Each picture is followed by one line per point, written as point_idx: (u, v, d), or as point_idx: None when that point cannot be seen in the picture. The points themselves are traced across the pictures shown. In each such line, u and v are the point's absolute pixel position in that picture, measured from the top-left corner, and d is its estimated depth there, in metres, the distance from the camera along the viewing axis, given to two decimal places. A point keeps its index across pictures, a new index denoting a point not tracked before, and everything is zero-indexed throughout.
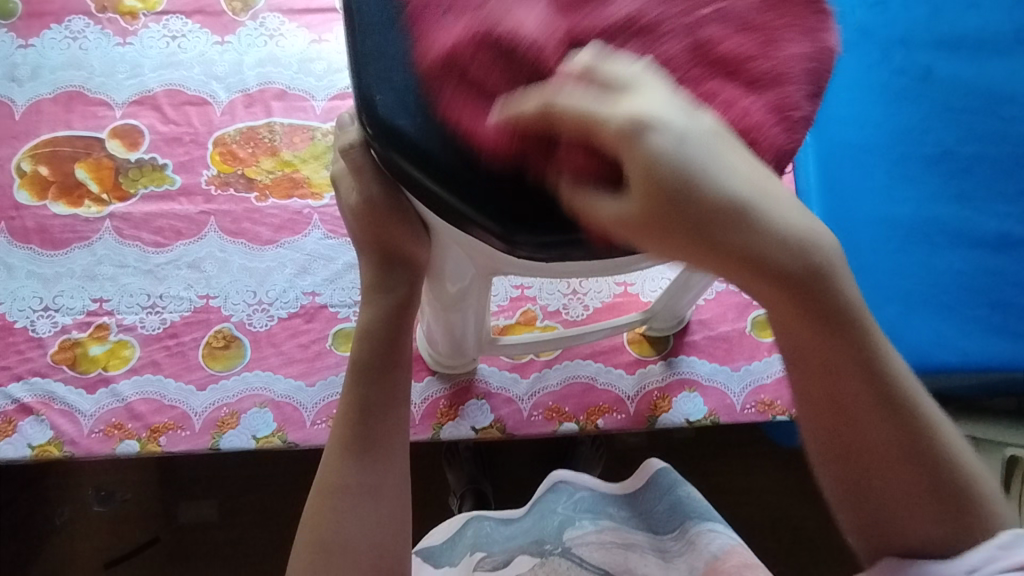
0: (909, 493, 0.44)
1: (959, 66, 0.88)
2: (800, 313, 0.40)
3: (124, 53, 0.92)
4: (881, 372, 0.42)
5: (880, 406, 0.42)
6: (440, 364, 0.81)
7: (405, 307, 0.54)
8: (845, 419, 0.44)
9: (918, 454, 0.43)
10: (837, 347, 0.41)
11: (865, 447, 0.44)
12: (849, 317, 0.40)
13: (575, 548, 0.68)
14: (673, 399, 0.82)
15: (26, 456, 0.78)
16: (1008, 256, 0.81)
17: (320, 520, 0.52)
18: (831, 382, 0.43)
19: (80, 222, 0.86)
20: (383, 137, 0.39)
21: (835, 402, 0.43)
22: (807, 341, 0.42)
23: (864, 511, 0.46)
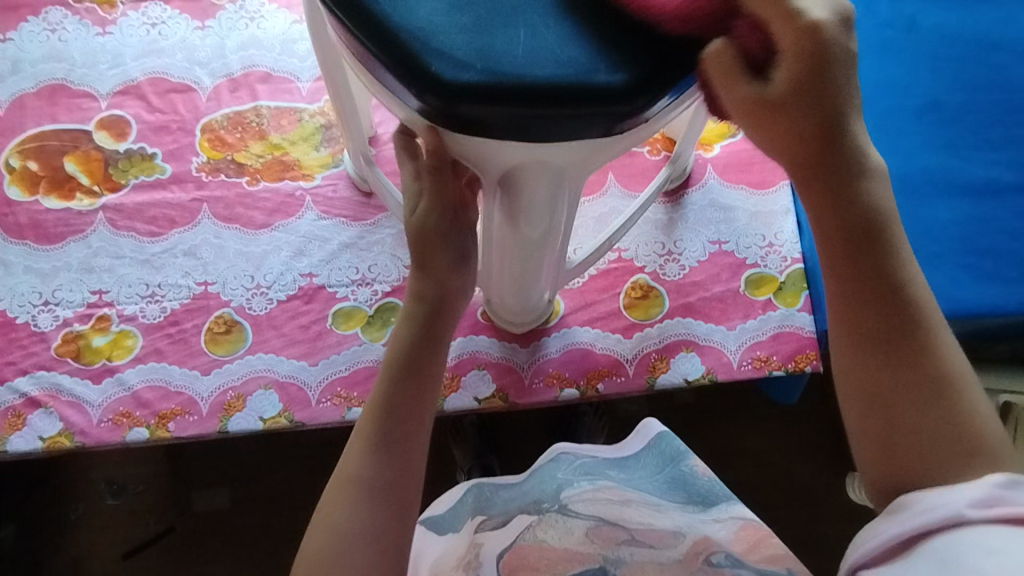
0: (919, 418, 0.46)
1: (942, 16, 0.89)
2: (843, 270, 0.48)
3: (104, 42, 0.91)
4: (914, 321, 0.47)
5: (903, 346, 0.47)
6: (515, 324, 0.84)
7: (437, 310, 0.60)
8: (874, 313, 0.47)
9: (927, 375, 0.46)
10: (858, 252, 0.47)
11: (903, 370, 0.47)
12: (876, 230, 0.47)
13: (571, 504, 0.71)
14: (671, 360, 0.84)
15: (37, 449, 0.79)
16: (997, 203, 0.82)
17: (332, 506, 0.54)
18: (861, 282, 0.47)
19: (73, 216, 0.86)
20: (460, 97, 0.43)
21: (872, 288, 0.47)
22: (840, 244, 0.47)
23: (880, 421, 0.47)
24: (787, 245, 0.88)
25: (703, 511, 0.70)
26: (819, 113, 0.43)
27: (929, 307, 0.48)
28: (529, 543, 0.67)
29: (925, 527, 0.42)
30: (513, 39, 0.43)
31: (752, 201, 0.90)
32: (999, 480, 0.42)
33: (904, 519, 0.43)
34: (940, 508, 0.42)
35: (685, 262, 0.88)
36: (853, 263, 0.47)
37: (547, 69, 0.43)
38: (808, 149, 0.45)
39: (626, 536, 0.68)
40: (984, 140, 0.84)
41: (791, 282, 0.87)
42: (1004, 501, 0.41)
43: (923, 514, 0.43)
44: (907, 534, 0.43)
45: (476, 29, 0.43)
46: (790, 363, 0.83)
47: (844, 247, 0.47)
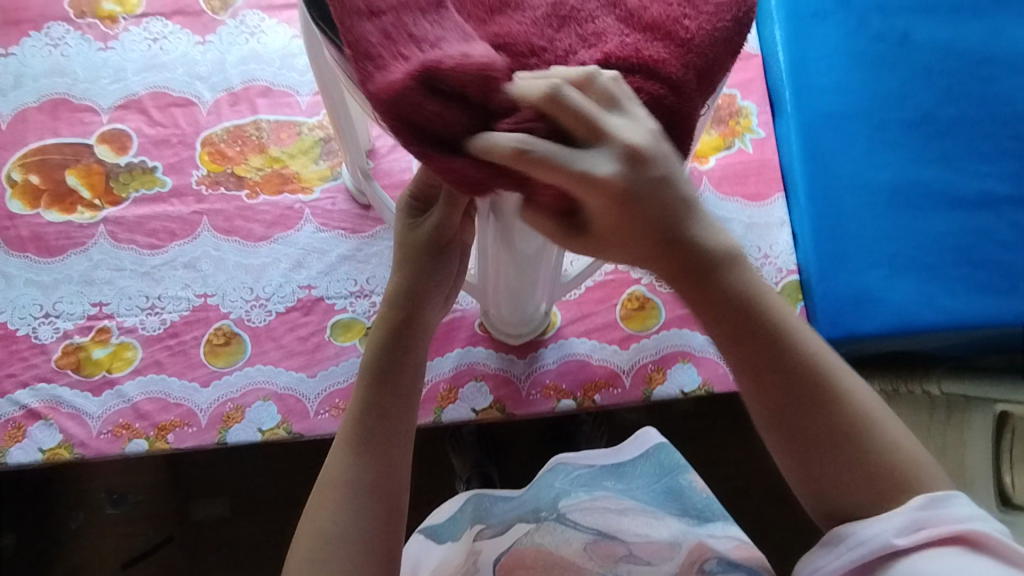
0: (843, 462, 0.50)
1: (935, 29, 0.90)
2: (745, 362, 0.49)
3: (106, 57, 0.92)
4: (817, 387, 0.49)
5: (817, 416, 0.50)
6: (513, 336, 0.85)
7: (409, 318, 0.62)
8: (779, 382, 0.49)
9: (839, 425, 0.49)
10: (752, 330, 0.48)
11: (818, 422, 0.50)
12: (754, 304, 0.48)
13: (569, 513, 0.72)
14: (667, 372, 0.84)
15: (37, 460, 0.79)
16: (989, 215, 0.83)
17: (319, 511, 0.56)
18: (760, 357, 0.49)
19: (74, 229, 0.87)
20: None
21: (770, 361, 0.49)
22: (733, 327, 0.48)
23: (815, 467, 0.51)
24: (783, 257, 0.87)
25: (698, 524, 0.71)
26: (652, 215, 0.40)
27: (828, 362, 0.50)
28: (526, 547, 0.68)
29: (861, 560, 0.49)
30: None
31: (749, 213, 0.89)
32: (919, 504, 0.48)
33: (848, 552, 0.50)
34: (875, 541, 0.48)
35: None
36: (750, 358, 0.49)
37: None
38: (647, 241, 0.42)
39: (623, 551, 0.68)
40: (977, 153, 0.85)
41: (788, 293, 0.85)
42: (927, 524, 0.47)
43: (860, 547, 0.49)
44: (847, 567, 0.50)
45: None
46: None
47: (732, 346, 0.49)
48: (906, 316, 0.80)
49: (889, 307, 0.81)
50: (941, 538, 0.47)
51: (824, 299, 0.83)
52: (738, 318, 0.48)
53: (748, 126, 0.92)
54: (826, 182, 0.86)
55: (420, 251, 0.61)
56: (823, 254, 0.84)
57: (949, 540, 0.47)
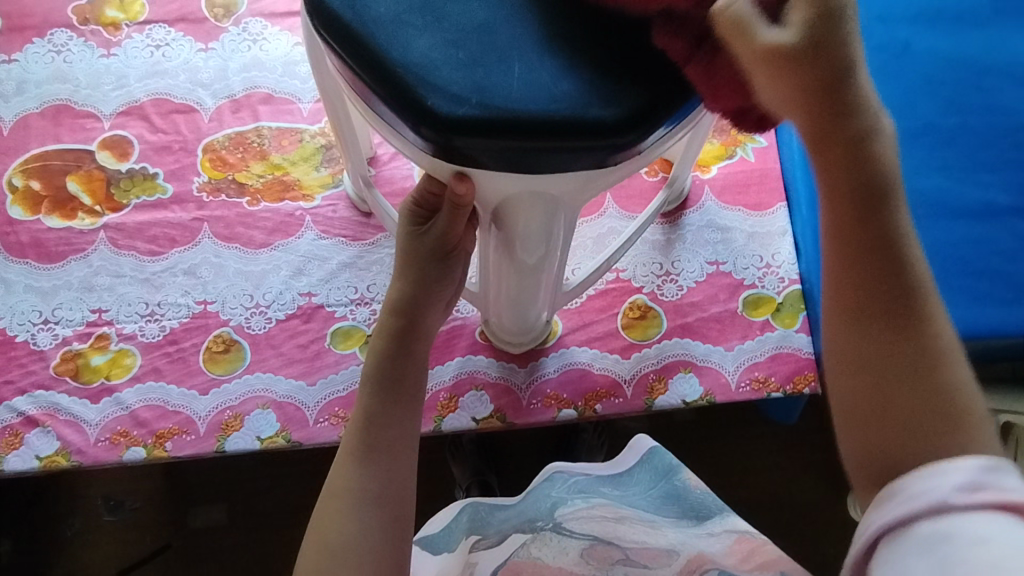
0: (913, 394, 0.46)
1: (936, 39, 0.90)
2: (847, 238, 0.47)
3: (108, 64, 0.92)
4: (912, 300, 0.47)
5: (896, 327, 0.47)
6: (513, 344, 0.84)
7: (411, 325, 0.62)
8: (878, 276, 0.47)
9: (919, 346, 0.46)
10: (869, 216, 0.46)
11: (898, 339, 0.47)
12: (885, 193, 0.46)
13: (566, 522, 0.71)
14: (669, 381, 0.84)
15: (34, 468, 0.79)
16: (993, 225, 0.83)
17: (323, 523, 0.55)
18: (862, 249, 0.47)
19: (74, 235, 0.86)
20: (458, 133, 0.43)
21: (872, 248, 0.46)
22: (848, 207, 0.46)
23: (876, 398, 0.47)
24: (785, 266, 0.88)
25: (696, 526, 0.70)
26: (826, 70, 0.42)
27: (927, 283, 0.47)
28: (522, 559, 0.67)
29: (914, 514, 0.42)
30: (509, 71, 0.44)
31: (750, 222, 0.91)
32: (980, 464, 0.42)
33: (891, 507, 0.43)
34: (927, 494, 0.42)
35: (683, 283, 0.88)
36: (856, 240, 0.47)
37: (542, 103, 0.43)
38: (823, 102, 0.43)
39: (620, 555, 0.67)
40: (979, 163, 0.85)
41: (788, 303, 0.87)
42: (989, 485, 0.41)
43: (913, 500, 0.42)
44: (899, 520, 0.42)
45: (470, 62, 0.44)
46: (787, 385, 0.83)
47: (843, 217, 0.46)
48: None
49: None
50: (997, 504, 0.40)
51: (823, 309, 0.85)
52: (851, 202, 0.46)
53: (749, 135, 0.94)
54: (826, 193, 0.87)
55: (425, 259, 0.62)
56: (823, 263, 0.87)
57: (1007, 509, 0.40)
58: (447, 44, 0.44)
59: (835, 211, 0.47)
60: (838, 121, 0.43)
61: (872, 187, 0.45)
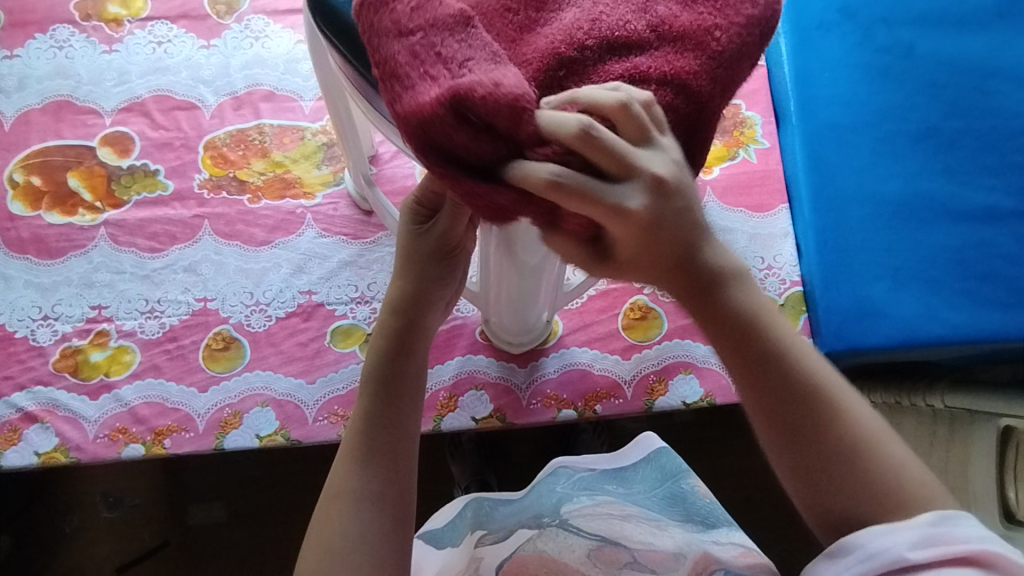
0: (848, 473, 0.45)
1: (940, 42, 0.89)
2: (729, 346, 0.45)
3: (110, 60, 0.92)
4: (815, 414, 0.45)
5: (817, 446, 0.45)
6: (513, 344, 0.84)
7: (412, 326, 0.62)
8: (779, 375, 0.45)
9: (831, 430, 0.45)
10: (744, 325, 0.44)
11: (813, 431, 0.45)
12: (737, 300, 0.43)
13: (572, 519, 0.71)
14: (669, 383, 0.84)
15: (33, 464, 0.79)
16: (995, 229, 0.82)
17: (325, 521, 0.55)
18: (751, 353, 0.45)
19: (75, 231, 0.86)
20: None
21: (763, 356, 0.45)
22: (717, 318, 0.43)
23: (816, 481, 0.45)
24: (786, 267, 0.89)
25: (703, 531, 0.69)
26: (672, 238, 0.38)
27: (829, 379, 0.46)
28: (529, 553, 0.68)
29: (871, 572, 0.43)
30: None
31: (751, 223, 0.91)
32: (930, 519, 0.43)
33: (847, 565, 0.44)
34: (885, 553, 0.43)
35: None
36: (745, 354, 0.44)
37: None
38: (673, 250, 0.39)
39: (628, 558, 0.67)
40: (982, 166, 0.84)
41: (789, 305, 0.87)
42: (939, 539, 0.43)
43: (872, 558, 0.43)
44: None
45: None
46: None
47: (731, 352, 0.45)
48: (910, 330, 0.80)
49: (893, 320, 0.80)
50: (953, 559, 0.42)
51: (828, 312, 0.84)
52: (739, 341, 0.44)
53: (753, 136, 0.94)
54: (831, 194, 0.87)
55: (426, 258, 0.61)
56: (828, 264, 0.86)
57: (964, 563, 0.42)
58: None
59: (725, 360, 0.46)
60: (693, 258, 0.40)
61: (737, 295, 0.43)
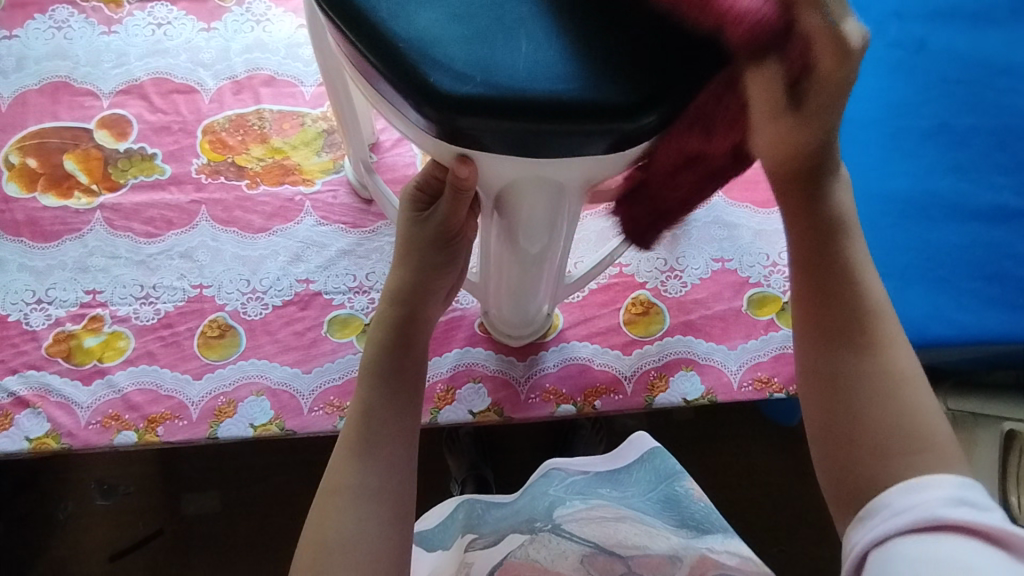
0: (880, 411, 0.50)
1: (953, 38, 0.88)
2: (810, 254, 0.56)
3: (109, 41, 0.91)
4: (861, 327, 0.53)
5: (859, 356, 0.52)
6: (511, 337, 0.83)
7: (412, 317, 0.62)
8: (840, 294, 0.54)
9: (871, 357, 0.52)
10: (820, 239, 0.55)
11: (861, 356, 0.52)
12: (836, 223, 0.55)
13: (565, 524, 0.70)
14: (670, 379, 0.82)
15: (23, 449, 0.78)
16: (1004, 228, 0.81)
17: (320, 523, 0.52)
18: (822, 265, 0.55)
19: (70, 214, 0.85)
20: (460, 110, 0.41)
21: (829, 274, 0.55)
22: (801, 233, 0.56)
23: (842, 423, 0.51)
24: None
25: (696, 537, 0.69)
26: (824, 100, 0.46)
27: (887, 314, 0.54)
28: (520, 560, 0.67)
29: (894, 530, 0.45)
30: (517, 49, 0.42)
31: (757, 219, 0.89)
32: (956, 482, 0.46)
33: (874, 524, 0.46)
34: (915, 507, 0.45)
35: (688, 279, 0.87)
36: (821, 262, 0.55)
37: (548, 82, 0.41)
38: (793, 170, 0.53)
39: (623, 568, 0.65)
40: (992, 164, 0.83)
41: None
42: (966, 502, 0.44)
43: (894, 518, 0.46)
44: (885, 535, 0.45)
45: (473, 37, 0.42)
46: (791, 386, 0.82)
47: (804, 267, 0.56)
48: (917, 330, 0.78)
49: (900, 320, 0.78)
50: (969, 530, 0.43)
51: None
52: (808, 249, 0.56)
53: None
54: None
55: (425, 246, 0.61)
56: None
57: (979, 535, 0.43)
58: (450, 18, 0.43)
59: (797, 257, 0.56)
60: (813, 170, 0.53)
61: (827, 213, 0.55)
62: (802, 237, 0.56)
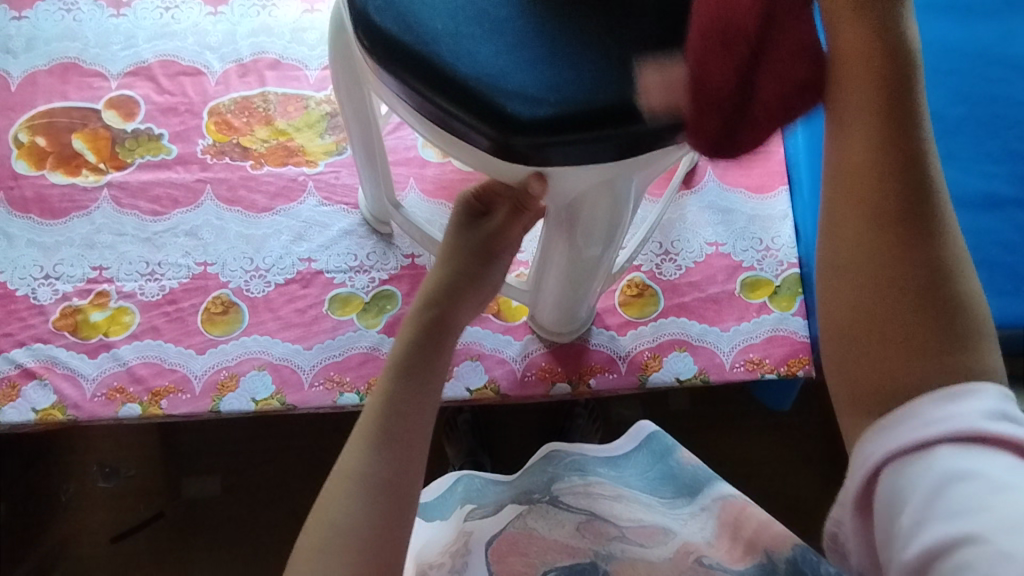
0: (919, 308, 0.39)
1: (946, 28, 0.89)
2: (863, 95, 0.40)
3: (118, 24, 0.93)
4: (922, 200, 0.40)
5: (915, 231, 0.39)
6: (561, 334, 0.84)
7: (443, 321, 0.63)
8: (900, 150, 0.39)
9: (928, 231, 0.40)
10: (887, 78, 0.39)
11: (919, 234, 0.39)
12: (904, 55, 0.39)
13: (562, 496, 0.72)
14: (663, 359, 0.84)
15: (30, 420, 0.79)
16: (993, 215, 0.82)
17: (326, 500, 0.54)
18: (879, 110, 0.39)
19: (78, 192, 0.87)
20: (542, 131, 0.45)
21: (888, 118, 0.39)
22: (853, 73, 0.40)
23: (878, 311, 0.40)
24: (784, 250, 0.89)
25: (691, 504, 0.71)
26: None
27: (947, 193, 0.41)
28: (518, 530, 0.68)
29: (925, 440, 0.38)
30: (579, 67, 0.47)
31: (751, 204, 0.91)
32: (998, 394, 0.38)
33: (901, 434, 0.38)
34: (951, 420, 0.37)
35: (682, 262, 0.88)
36: (877, 105, 0.39)
37: (617, 95, 0.46)
38: None
39: (616, 533, 0.67)
40: (983, 153, 0.85)
41: (786, 287, 0.87)
42: (1010, 419, 0.37)
43: (926, 429, 0.38)
44: (902, 450, 0.38)
45: (534, 65, 0.47)
46: (782, 367, 0.83)
47: (854, 110, 0.40)
48: None
49: None
50: (1009, 443, 0.37)
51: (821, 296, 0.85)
52: (840, 112, 0.41)
53: None
54: None
55: (472, 252, 0.65)
56: None
57: (1020, 451, 0.36)
58: (510, 49, 0.47)
59: (833, 117, 0.41)
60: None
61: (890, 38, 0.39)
62: (851, 93, 0.40)
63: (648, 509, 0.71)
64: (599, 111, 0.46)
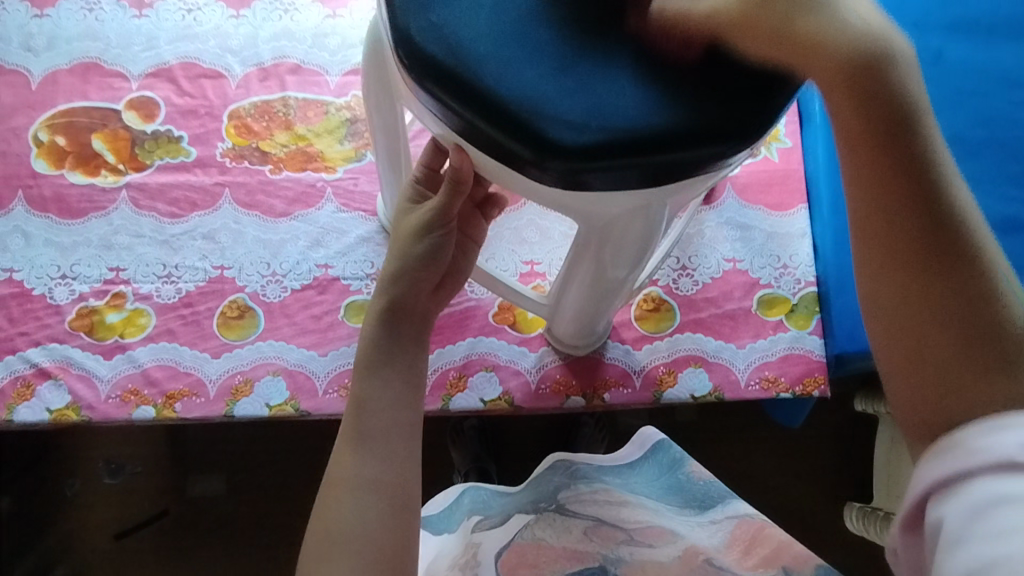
0: (967, 352, 0.42)
1: (969, 50, 0.89)
2: (877, 165, 0.44)
3: (139, 25, 0.93)
4: (957, 248, 0.43)
5: (958, 268, 0.42)
6: (577, 347, 0.83)
7: (400, 307, 0.59)
8: (912, 224, 0.43)
9: (971, 282, 0.42)
10: (897, 155, 0.43)
11: (954, 278, 0.42)
12: (903, 127, 0.43)
13: (568, 505, 0.71)
14: (678, 375, 0.84)
15: (44, 420, 0.79)
16: (1015, 239, 0.82)
17: (323, 506, 0.53)
18: (889, 192, 0.43)
19: (97, 192, 0.87)
20: (586, 158, 0.46)
21: (893, 207, 0.44)
22: (866, 155, 0.44)
23: (924, 364, 0.43)
24: (802, 267, 0.88)
25: (700, 514, 0.71)
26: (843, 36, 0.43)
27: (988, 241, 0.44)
28: (526, 540, 0.67)
29: (971, 466, 0.38)
30: (618, 92, 0.47)
31: (770, 221, 0.91)
32: None
33: (943, 464, 0.39)
34: (988, 449, 0.38)
35: (699, 278, 0.88)
36: (892, 182, 0.43)
37: (657, 122, 0.46)
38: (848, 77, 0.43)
39: (625, 537, 0.68)
40: (1004, 176, 0.84)
41: (803, 305, 0.87)
42: None
43: (970, 457, 0.38)
44: (949, 478, 0.39)
45: (576, 88, 0.47)
46: (797, 386, 0.83)
47: (870, 192, 0.44)
48: None
49: None
50: None
51: (840, 315, 0.85)
52: (866, 204, 0.45)
53: (776, 134, 0.94)
54: None
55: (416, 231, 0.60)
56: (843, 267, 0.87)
57: None
58: (548, 72, 0.47)
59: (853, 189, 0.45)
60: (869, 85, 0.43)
61: (892, 120, 0.43)
62: (866, 171, 0.44)
63: (655, 515, 0.71)
64: (634, 136, 0.46)
